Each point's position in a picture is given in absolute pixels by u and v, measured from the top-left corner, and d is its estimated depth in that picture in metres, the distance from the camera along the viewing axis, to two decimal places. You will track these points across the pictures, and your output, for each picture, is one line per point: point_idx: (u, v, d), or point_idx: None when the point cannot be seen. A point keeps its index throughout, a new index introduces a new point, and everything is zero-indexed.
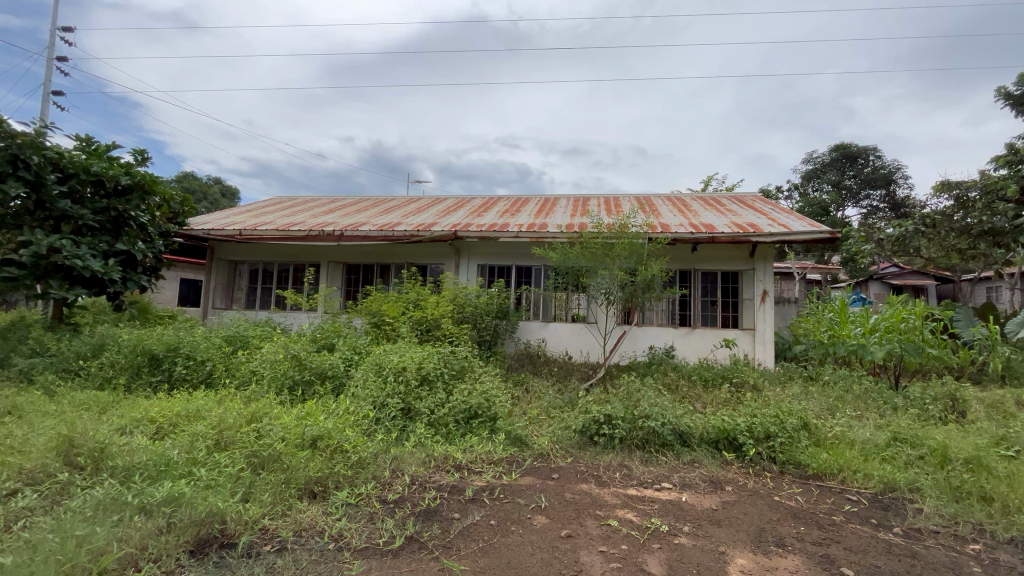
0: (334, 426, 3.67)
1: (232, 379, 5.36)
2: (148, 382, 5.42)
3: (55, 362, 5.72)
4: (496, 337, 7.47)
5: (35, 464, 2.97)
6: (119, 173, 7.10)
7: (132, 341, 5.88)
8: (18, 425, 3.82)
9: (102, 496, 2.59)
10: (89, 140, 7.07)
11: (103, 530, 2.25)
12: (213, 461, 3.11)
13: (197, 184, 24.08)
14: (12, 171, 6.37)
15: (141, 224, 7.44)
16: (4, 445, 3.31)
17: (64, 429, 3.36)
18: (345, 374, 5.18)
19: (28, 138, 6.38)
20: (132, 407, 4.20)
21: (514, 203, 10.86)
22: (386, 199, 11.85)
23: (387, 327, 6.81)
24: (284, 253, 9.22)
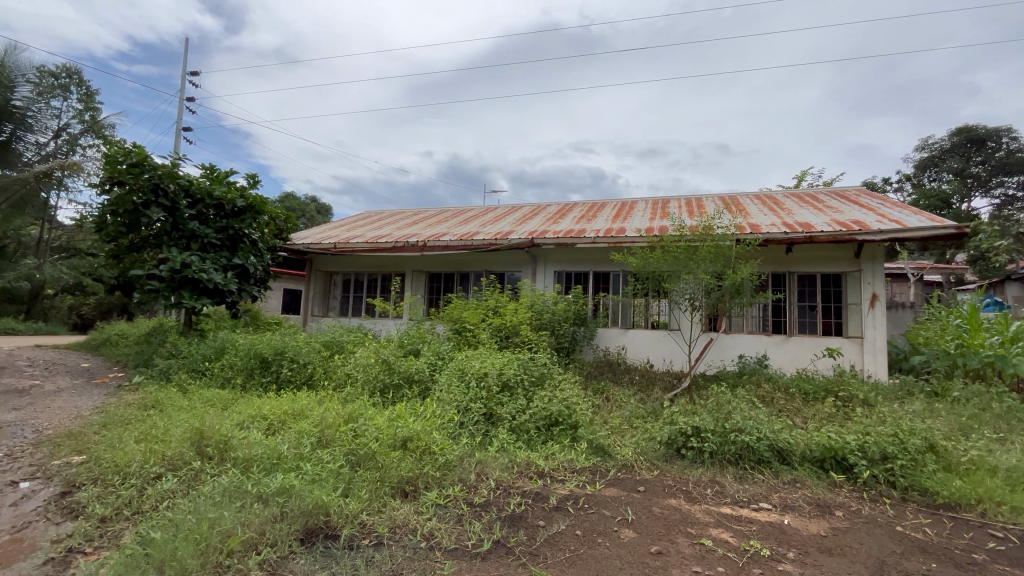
0: (422, 428, 3.83)
1: (331, 381, 5.81)
2: (260, 382, 6.01)
3: (186, 364, 6.56)
4: (575, 344, 7.41)
5: (175, 453, 3.41)
6: (235, 197, 8.00)
7: (247, 345, 6.57)
8: (161, 417, 4.41)
9: (227, 484, 2.90)
10: (213, 168, 8.05)
11: (230, 515, 2.51)
12: (317, 457, 3.37)
13: (297, 203, 26.52)
14: (154, 199, 7.43)
15: (253, 240, 8.30)
16: (150, 435, 3.83)
17: (196, 423, 3.83)
18: (430, 378, 5.40)
19: (167, 169, 7.43)
20: (248, 405, 4.69)
21: (590, 208, 10.74)
22: (465, 210, 12.24)
23: (468, 334, 7.01)
24: (372, 263, 9.85)
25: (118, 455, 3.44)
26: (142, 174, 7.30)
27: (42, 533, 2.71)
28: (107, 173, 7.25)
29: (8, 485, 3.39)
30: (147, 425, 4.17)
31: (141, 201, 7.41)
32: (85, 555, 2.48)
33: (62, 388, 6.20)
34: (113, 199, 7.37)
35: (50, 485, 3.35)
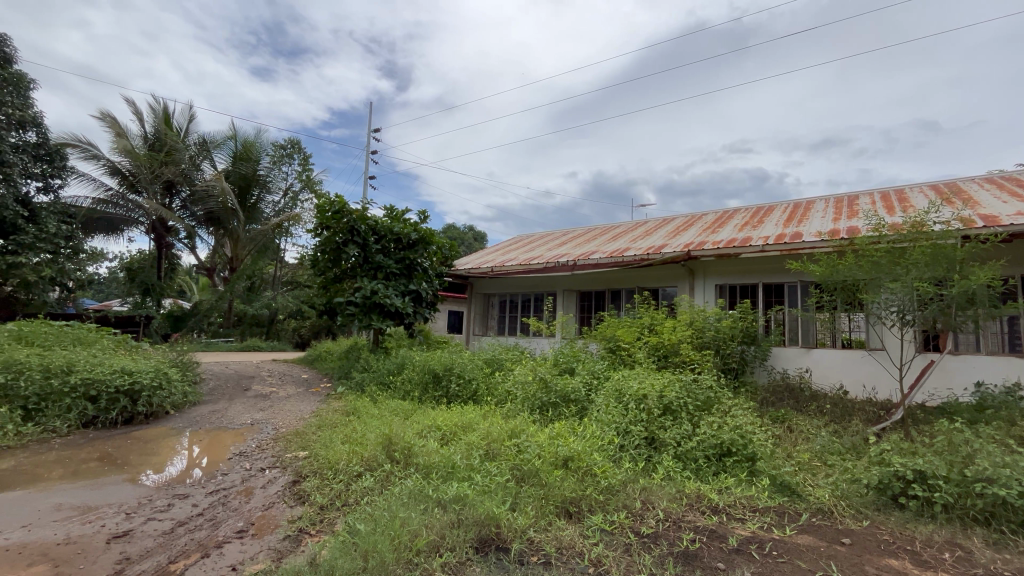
0: (583, 448, 3.80)
1: (493, 397, 6.16)
2: (433, 395, 6.65)
3: (376, 377, 7.62)
4: (744, 365, 6.66)
5: (371, 455, 3.95)
6: (410, 231, 9.18)
7: (421, 361, 7.37)
8: (358, 423, 5.17)
9: (411, 487, 3.25)
10: (392, 209, 9.35)
11: (417, 517, 2.80)
12: (485, 468, 3.57)
13: (457, 232, 29.33)
14: (351, 238, 8.91)
15: (425, 268, 9.38)
16: (352, 438, 4.51)
17: (386, 430, 4.38)
18: (587, 398, 5.35)
19: (358, 212, 8.85)
20: (424, 416, 5.22)
21: (756, 213, 9.68)
22: (614, 226, 12.07)
23: (623, 352, 6.79)
24: (526, 284, 10.30)
25: (331, 453, 4.12)
26: (342, 218, 8.82)
27: (282, 512, 3.37)
28: (319, 220, 8.93)
29: (259, 470, 4.30)
30: (349, 429, 4.92)
31: (341, 241, 8.94)
32: (310, 535, 2.99)
33: (291, 394, 7.71)
34: (323, 240, 9.04)
35: (285, 474, 4.16)
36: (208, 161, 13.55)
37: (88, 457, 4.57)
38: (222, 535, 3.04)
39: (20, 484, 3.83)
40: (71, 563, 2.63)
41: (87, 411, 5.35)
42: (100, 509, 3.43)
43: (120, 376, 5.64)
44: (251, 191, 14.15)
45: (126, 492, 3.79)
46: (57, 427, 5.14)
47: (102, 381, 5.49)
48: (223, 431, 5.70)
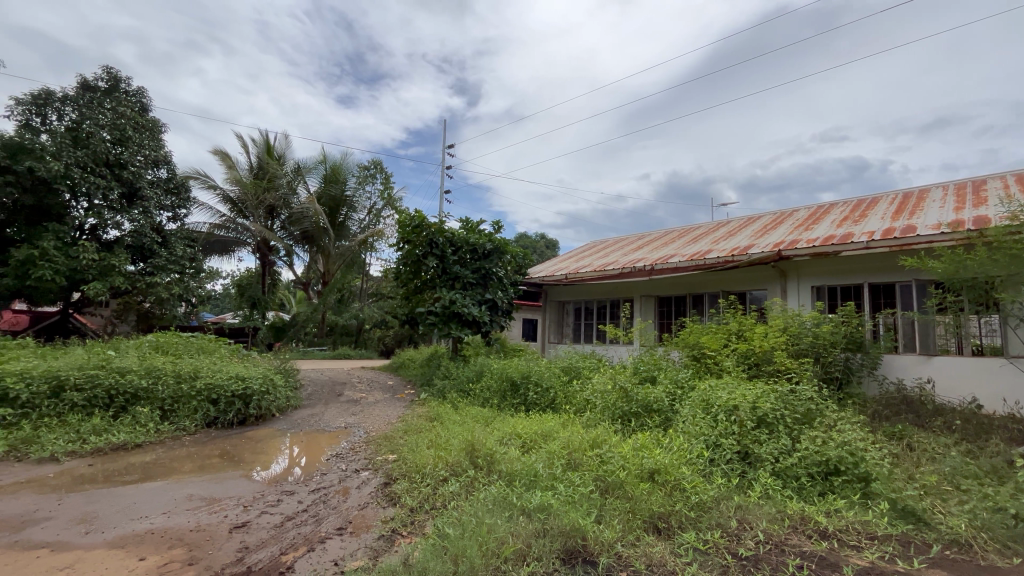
0: (671, 461, 3.63)
1: (571, 406, 6.09)
2: (511, 403, 6.71)
3: (456, 384, 7.86)
4: (849, 375, 6.03)
5: (456, 460, 4.06)
6: (485, 241, 9.42)
7: (499, 369, 7.47)
8: (441, 428, 5.35)
9: (496, 494, 3.30)
10: (468, 220, 9.64)
11: (502, 524, 2.83)
12: (568, 479, 3.53)
13: (529, 240, 29.60)
14: (430, 250, 9.29)
15: (500, 277, 9.57)
16: (437, 443, 4.67)
17: (469, 436, 4.50)
18: (671, 409, 5.12)
19: (436, 225, 9.22)
20: (503, 423, 5.29)
21: (857, 206, 8.77)
22: (693, 227, 11.51)
23: (709, 361, 6.43)
24: (602, 291, 10.12)
25: (418, 458, 4.29)
26: (422, 232, 9.24)
27: (376, 512, 3.55)
28: (400, 235, 9.42)
29: (354, 471, 4.60)
30: (433, 434, 5.10)
31: (421, 253, 9.35)
32: (402, 536, 3.12)
33: (378, 399, 8.16)
34: (404, 253, 9.51)
35: (377, 475, 4.40)
36: (303, 185, 14.87)
37: (211, 453, 5.14)
38: (325, 531, 3.27)
39: (160, 476, 4.38)
40: (201, 549, 2.95)
41: (210, 412, 6.01)
42: (223, 501, 3.83)
43: (234, 381, 6.30)
44: (340, 210, 15.30)
45: (243, 486, 4.20)
46: (186, 426, 5.77)
47: (221, 386, 6.16)
48: (320, 433, 6.16)
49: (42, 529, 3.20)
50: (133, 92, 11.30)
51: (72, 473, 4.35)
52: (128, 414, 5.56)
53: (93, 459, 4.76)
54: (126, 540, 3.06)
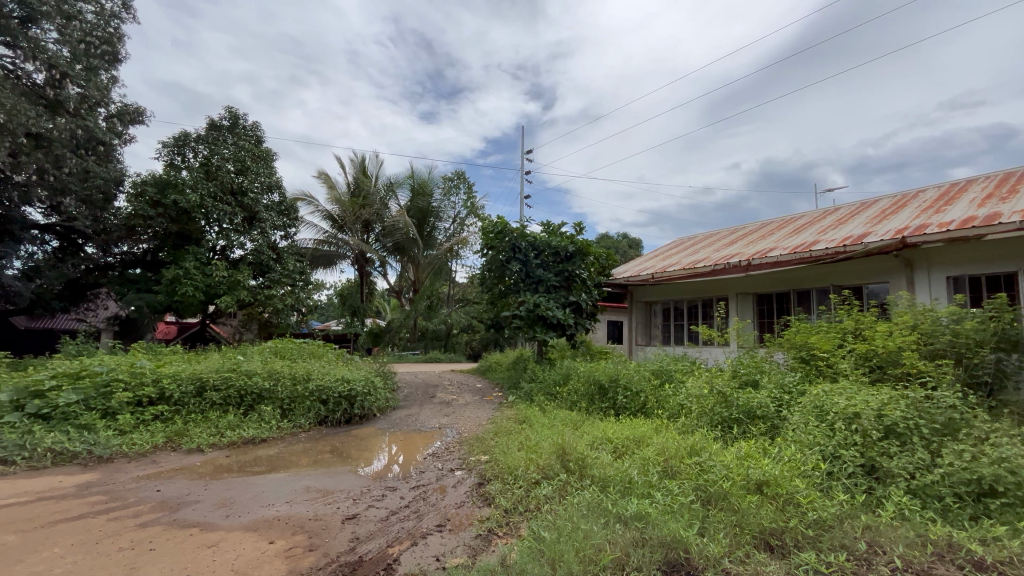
0: (782, 473, 3.33)
1: (664, 410, 5.85)
2: (600, 406, 6.59)
3: (543, 387, 7.89)
4: (1002, 379, 5.13)
5: (547, 463, 4.06)
6: (567, 244, 9.40)
7: (586, 372, 7.37)
8: (531, 431, 5.38)
9: (590, 500, 3.24)
10: (549, 223, 9.67)
11: (599, 530, 2.77)
12: (665, 487, 3.38)
13: (610, 240, 29.05)
14: (513, 255, 9.42)
15: (583, 279, 9.48)
16: (528, 445, 4.70)
17: (559, 439, 4.48)
18: (778, 415, 4.71)
19: (518, 230, 9.36)
20: (593, 427, 5.20)
21: (1003, 181, 7.50)
22: (795, 217, 10.53)
23: (820, 363, 5.82)
24: (692, 290, 9.60)
25: (510, 459, 4.35)
26: (505, 237, 9.41)
27: (472, 512, 3.65)
28: (484, 241, 9.68)
29: (449, 470, 4.78)
30: (523, 437, 5.15)
31: (505, 258, 9.51)
32: (498, 536, 3.18)
33: (468, 401, 8.43)
34: (488, 259, 9.73)
35: (471, 475, 4.53)
36: (393, 199, 15.87)
37: (322, 449, 5.63)
38: (426, 527, 3.43)
39: (282, 468, 4.89)
40: (319, 537, 3.22)
41: (321, 411, 6.60)
42: (335, 493, 4.17)
43: (341, 383, 6.86)
44: (427, 221, 16.11)
45: (351, 480, 4.55)
46: (302, 423, 6.38)
47: (330, 387, 6.76)
48: (416, 433, 6.50)
49: (193, 511, 3.69)
50: (250, 127, 12.79)
51: (214, 463, 5.00)
52: (256, 411, 6.27)
53: (229, 451, 5.44)
54: (258, 524, 3.44)
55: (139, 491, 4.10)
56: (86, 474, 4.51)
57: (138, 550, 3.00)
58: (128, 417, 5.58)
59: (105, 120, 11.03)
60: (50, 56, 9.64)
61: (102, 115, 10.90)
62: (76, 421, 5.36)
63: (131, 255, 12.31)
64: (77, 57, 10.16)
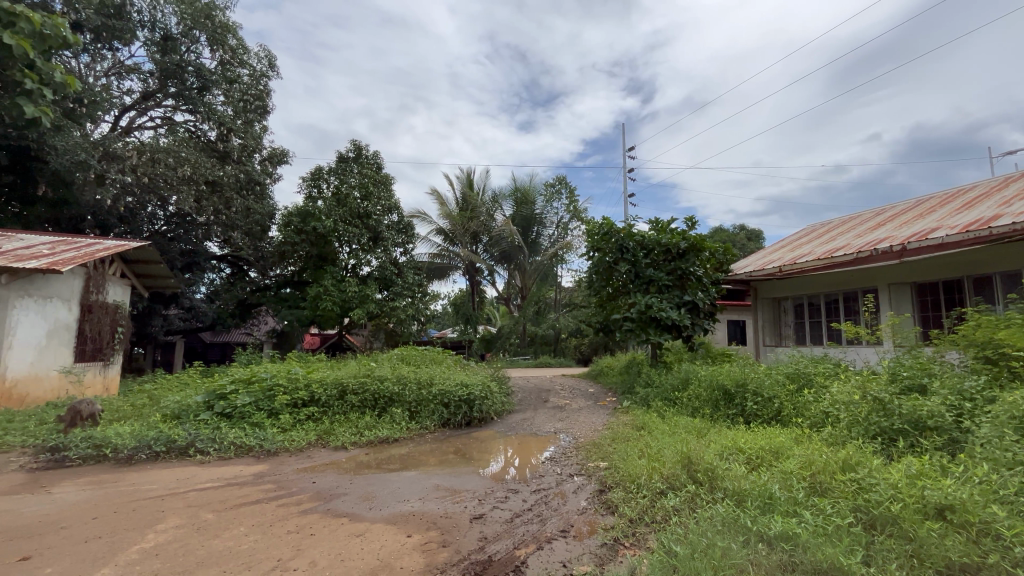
0: (972, 496, 2.76)
1: (804, 419, 5.24)
2: (726, 414, 6.08)
3: (660, 392, 7.51)
4: None
5: (672, 473, 3.84)
6: (679, 241, 8.90)
7: (708, 377, 6.87)
8: (651, 438, 5.15)
9: (725, 514, 3.00)
10: (657, 221, 9.26)
11: (738, 549, 2.55)
12: (815, 505, 3.00)
13: (727, 234, 26.89)
14: (621, 256, 9.15)
15: (698, 276, 8.93)
16: (648, 453, 4.50)
17: (684, 448, 4.22)
18: (958, 427, 3.94)
19: (625, 230, 9.08)
20: (721, 436, 4.82)
21: None
22: (963, 189, 8.81)
23: (1014, 364, 4.77)
24: (830, 282, 8.50)
25: (630, 467, 4.20)
26: (611, 238, 9.18)
27: (595, 519, 3.59)
28: (590, 243, 9.53)
29: (568, 476, 4.76)
30: (643, 444, 4.95)
31: (612, 260, 9.27)
32: (625, 547, 3.08)
33: (582, 406, 8.33)
34: (595, 261, 9.56)
35: (591, 482, 4.47)
36: (499, 210, 16.45)
37: (447, 450, 5.98)
38: (550, 531, 3.45)
39: (413, 466, 5.28)
40: (451, 534, 3.40)
41: (444, 414, 7.02)
42: (462, 492, 4.39)
43: (460, 388, 7.30)
44: (531, 228, 16.39)
45: (475, 481, 4.75)
46: (428, 425, 6.83)
47: (451, 391, 7.19)
48: (532, 437, 6.58)
49: (343, 502, 4.14)
50: (371, 155, 14.15)
51: (356, 459, 5.57)
52: (388, 413, 6.85)
53: (368, 448, 6.02)
54: (397, 518, 3.74)
55: (300, 482, 4.71)
56: (259, 465, 5.30)
57: (301, 534, 3.45)
58: (288, 416, 6.43)
59: (260, 163, 12.98)
60: (219, 115, 11.70)
61: (257, 160, 12.84)
62: (249, 419, 6.32)
63: (283, 276, 14.29)
64: (238, 114, 12.15)
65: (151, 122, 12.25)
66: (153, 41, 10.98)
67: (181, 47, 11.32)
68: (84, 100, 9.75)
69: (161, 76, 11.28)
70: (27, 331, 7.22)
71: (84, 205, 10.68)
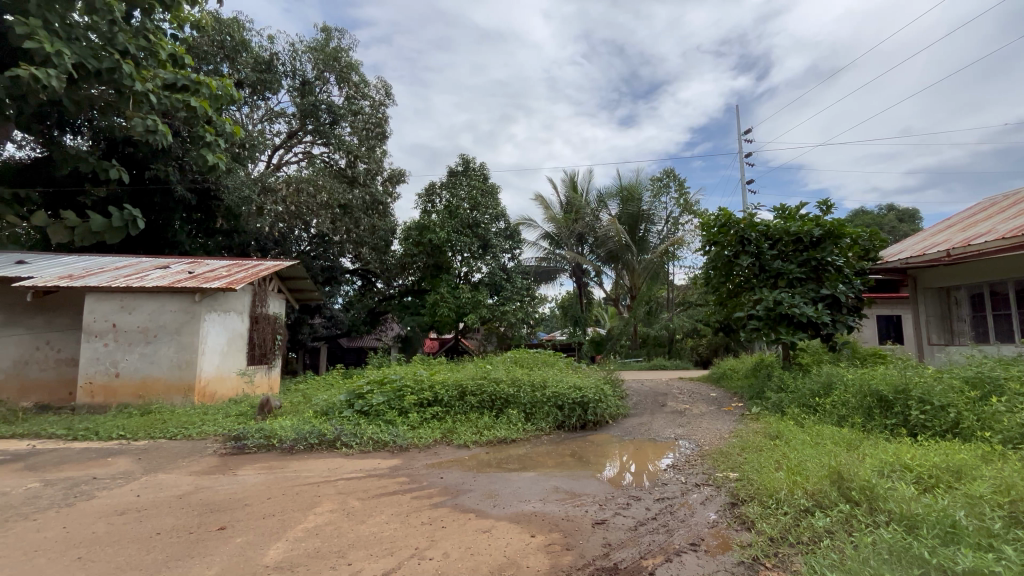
0: None
1: (993, 434, 4.35)
2: (883, 424, 5.26)
3: (796, 398, 6.73)
4: None
5: (819, 490, 3.41)
6: (811, 228, 7.95)
7: (858, 381, 6.02)
8: (789, 449, 4.65)
9: (893, 542, 2.59)
10: (784, 207, 8.38)
11: None
12: (1020, 541, 2.47)
13: (872, 216, 23.39)
14: (743, 249, 8.41)
15: (839, 267, 7.91)
16: (788, 465, 4.05)
17: (833, 461, 3.74)
18: None
19: (746, 220, 8.34)
20: (880, 449, 4.18)
21: None
22: None
23: None
24: (1021, 266, 6.95)
25: (767, 481, 3.82)
26: (730, 230, 8.46)
27: (729, 535, 3.34)
28: (705, 237, 8.86)
29: (695, 485, 4.48)
30: (781, 454, 4.48)
31: (732, 254, 8.56)
32: (767, 568, 2.82)
33: (704, 412, 7.79)
34: (711, 256, 8.90)
35: (721, 494, 4.15)
36: (605, 210, 16.17)
37: (564, 452, 5.99)
38: (678, 544, 3.28)
39: (532, 467, 5.38)
40: (574, 538, 3.40)
41: (559, 416, 7.04)
42: (582, 496, 4.37)
43: (574, 391, 7.29)
44: (639, 226, 15.91)
45: (595, 486, 4.69)
46: (544, 426, 6.92)
47: (565, 394, 7.22)
48: (651, 443, 6.33)
49: (469, 498, 4.36)
50: (478, 167, 14.81)
51: (478, 458, 5.83)
52: (505, 415, 7.07)
53: (488, 448, 6.27)
54: (520, 517, 3.83)
55: (429, 476, 5.07)
56: (393, 460, 5.81)
57: (433, 526, 3.70)
58: (416, 415, 6.96)
59: (382, 185, 14.29)
60: (347, 145, 13.18)
61: (379, 181, 14.15)
62: (384, 417, 6.97)
63: (405, 286, 15.50)
64: (362, 141, 13.55)
65: (294, 157, 14.15)
66: (294, 87, 12.69)
67: (315, 89, 12.96)
68: (246, 145, 11.65)
69: (301, 116, 12.97)
70: (214, 340, 8.77)
71: (249, 233, 12.68)
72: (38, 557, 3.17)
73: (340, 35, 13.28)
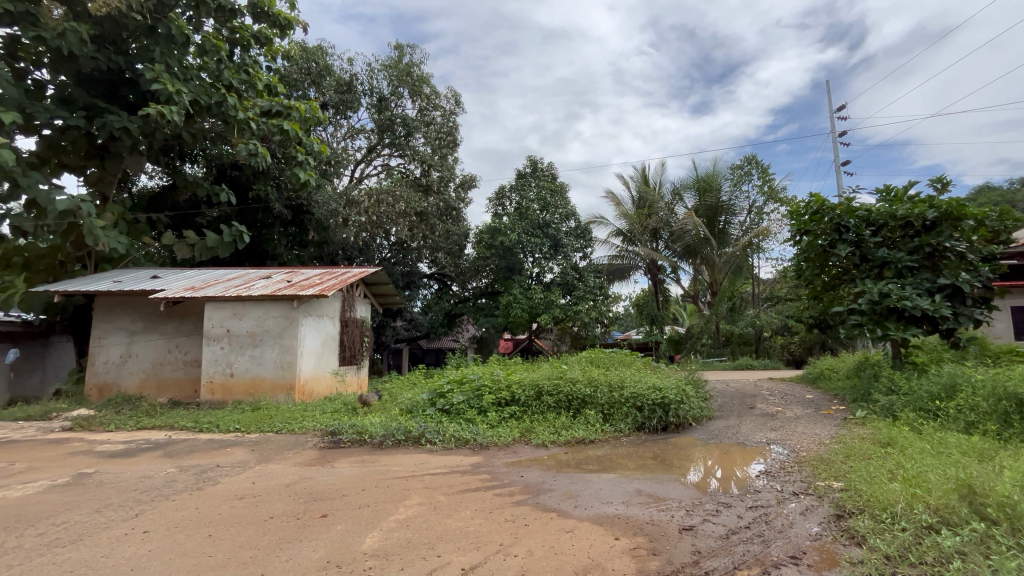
0: None
1: None
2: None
3: (910, 401, 6.01)
4: None
5: (944, 505, 3.04)
6: (923, 210, 7.08)
7: (990, 383, 5.27)
8: (903, 457, 4.17)
9: None
10: (888, 189, 7.54)
11: None
12: None
13: (999, 193, 20.44)
14: (840, 237, 7.65)
15: (960, 253, 7.01)
16: (904, 476, 3.64)
17: (961, 473, 3.30)
18: None
19: (843, 206, 7.57)
20: (1019, 460, 3.64)
21: None
22: None
23: None
24: None
25: (880, 492, 3.45)
26: (824, 217, 7.72)
27: (836, 549, 3.07)
28: (795, 227, 8.14)
29: (791, 494, 4.16)
30: (893, 464, 4.04)
31: (827, 243, 7.81)
32: None
33: (800, 415, 7.20)
34: (802, 247, 8.18)
35: (824, 504, 3.82)
36: (680, 203, 15.52)
37: (645, 455, 5.83)
38: (777, 556, 3.07)
39: (612, 469, 5.29)
40: (661, 543, 3.30)
41: (638, 417, 6.87)
42: (666, 501, 4.22)
43: (653, 392, 7.07)
44: (718, 219, 15.13)
45: (680, 490, 4.51)
46: (623, 428, 6.77)
47: (644, 394, 7.02)
48: (739, 447, 5.97)
49: (549, 498, 4.38)
50: (546, 168, 14.83)
51: (556, 458, 5.84)
52: (582, 415, 7.00)
53: (567, 448, 6.25)
54: (603, 519, 3.79)
55: (509, 475, 5.16)
56: (474, 457, 5.99)
57: (517, 524, 3.76)
58: (495, 414, 7.10)
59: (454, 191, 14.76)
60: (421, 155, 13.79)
61: (452, 187, 14.63)
62: (464, 416, 7.19)
63: (480, 288, 15.86)
64: (435, 150, 14.12)
65: (373, 169, 15.01)
66: (372, 103, 13.48)
67: (390, 104, 13.66)
68: (331, 161, 12.59)
69: (379, 131, 13.75)
70: (309, 343, 9.54)
71: (336, 243, 13.63)
72: (177, 533, 3.64)
73: (412, 51, 13.92)
